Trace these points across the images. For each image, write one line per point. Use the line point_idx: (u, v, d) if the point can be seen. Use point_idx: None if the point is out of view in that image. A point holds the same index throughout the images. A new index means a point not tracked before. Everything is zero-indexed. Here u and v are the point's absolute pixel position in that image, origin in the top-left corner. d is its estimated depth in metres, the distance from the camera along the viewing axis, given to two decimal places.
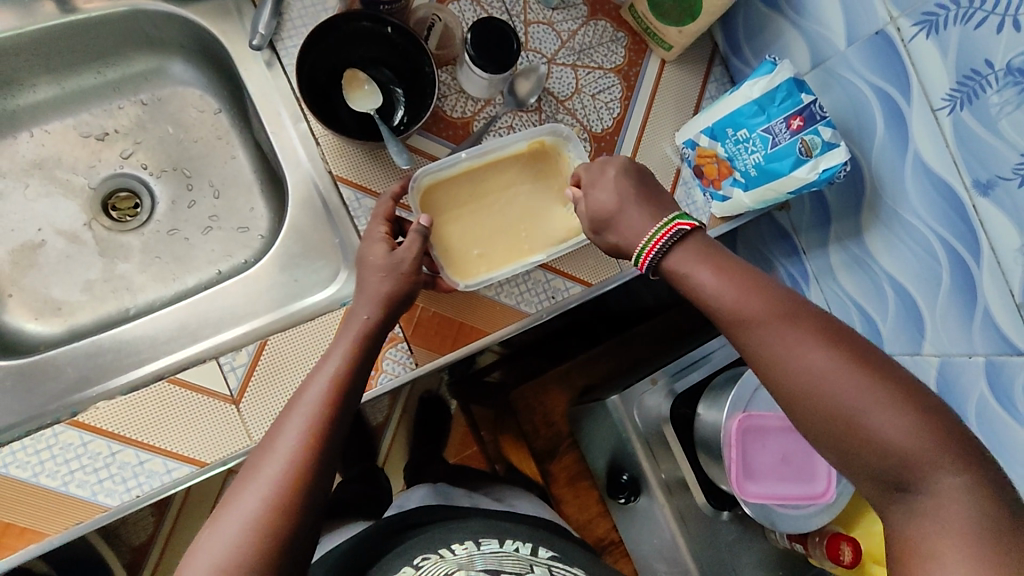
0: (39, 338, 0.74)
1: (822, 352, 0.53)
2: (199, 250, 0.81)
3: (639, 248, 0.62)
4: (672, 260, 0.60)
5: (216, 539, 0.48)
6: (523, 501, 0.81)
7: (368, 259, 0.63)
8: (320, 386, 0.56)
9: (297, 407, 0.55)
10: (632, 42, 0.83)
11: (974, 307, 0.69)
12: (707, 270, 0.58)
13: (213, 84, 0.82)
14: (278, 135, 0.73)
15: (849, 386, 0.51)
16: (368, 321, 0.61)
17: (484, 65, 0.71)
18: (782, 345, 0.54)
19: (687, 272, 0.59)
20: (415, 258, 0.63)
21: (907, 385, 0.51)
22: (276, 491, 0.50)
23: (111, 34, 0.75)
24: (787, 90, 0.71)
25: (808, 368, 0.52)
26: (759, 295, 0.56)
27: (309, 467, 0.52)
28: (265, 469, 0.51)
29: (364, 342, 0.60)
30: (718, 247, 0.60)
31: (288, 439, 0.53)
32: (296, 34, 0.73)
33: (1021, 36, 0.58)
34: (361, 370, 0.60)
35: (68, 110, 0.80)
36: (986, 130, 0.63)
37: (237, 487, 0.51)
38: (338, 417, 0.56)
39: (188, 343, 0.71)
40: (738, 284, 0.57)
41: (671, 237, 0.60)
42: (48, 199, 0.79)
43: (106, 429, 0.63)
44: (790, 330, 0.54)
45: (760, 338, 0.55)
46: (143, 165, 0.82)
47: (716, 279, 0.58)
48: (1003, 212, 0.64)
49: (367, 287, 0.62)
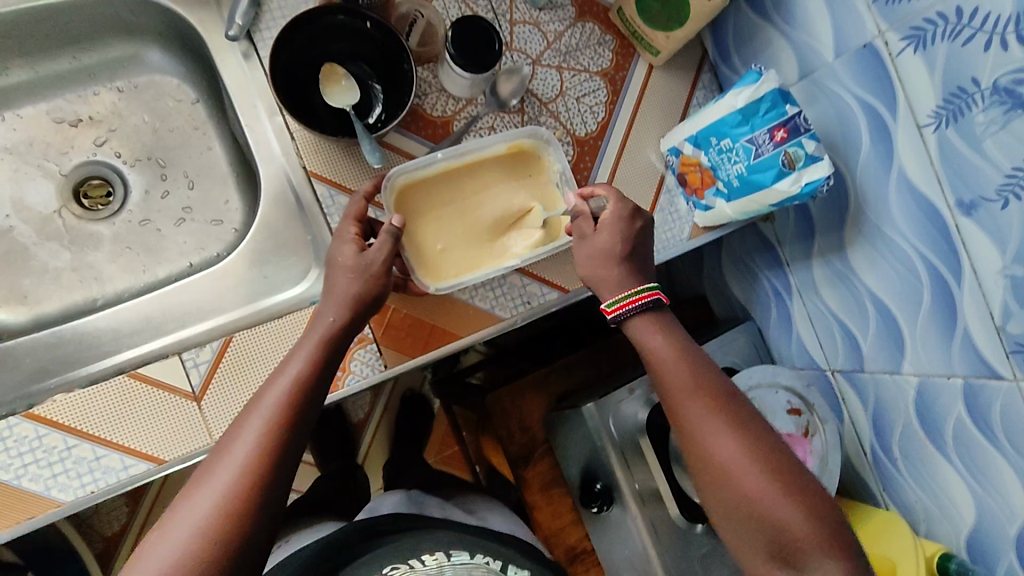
0: (2, 327, 0.73)
1: (740, 440, 0.57)
2: (171, 243, 0.79)
3: (618, 295, 0.62)
4: (632, 326, 0.63)
5: (165, 545, 0.46)
6: (496, 515, 0.80)
7: (336, 259, 0.61)
8: (282, 388, 0.54)
9: (257, 410, 0.53)
10: (620, 46, 0.82)
11: (954, 328, 0.68)
12: (664, 341, 0.61)
13: (191, 73, 0.80)
14: (254, 128, 0.72)
15: (755, 470, 0.56)
16: (334, 324, 0.59)
17: (465, 64, 0.70)
18: (710, 422, 0.58)
19: (643, 339, 0.62)
20: (385, 261, 0.61)
21: (798, 474, 0.56)
22: (230, 497, 0.48)
23: (86, 20, 0.74)
24: (771, 101, 0.69)
25: (723, 447, 0.57)
26: (703, 376, 0.60)
27: (268, 472, 0.50)
28: (220, 473, 0.49)
29: (328, 343, 0.58)
30: (677, 326, 0.63)
31: (244, 443, 0.51)
32: (273, 25, 0.71)
33: (1008, 56, 0.57)
34: (326, 371, 0.58)
35: (41, 94, 0.78)
36: (971, 149, 0.62)
37: (190, 491, 0.49)
38: (299, 422, 0.54)
39: (152, 336, 0.69)
40: (690, 363, 0.60)
41: (652, 300, 0.62)
42: (19, 184, 0.78)
43: (62, 423, 0.61)
44: (710, 411, 0.58)
45: (690, 412, 0.59)
46: (117, 153, 0.80)
47: (672, 353, 0.61)
48: (986, 234, 0.62)
49: (335, 289, 0.60)
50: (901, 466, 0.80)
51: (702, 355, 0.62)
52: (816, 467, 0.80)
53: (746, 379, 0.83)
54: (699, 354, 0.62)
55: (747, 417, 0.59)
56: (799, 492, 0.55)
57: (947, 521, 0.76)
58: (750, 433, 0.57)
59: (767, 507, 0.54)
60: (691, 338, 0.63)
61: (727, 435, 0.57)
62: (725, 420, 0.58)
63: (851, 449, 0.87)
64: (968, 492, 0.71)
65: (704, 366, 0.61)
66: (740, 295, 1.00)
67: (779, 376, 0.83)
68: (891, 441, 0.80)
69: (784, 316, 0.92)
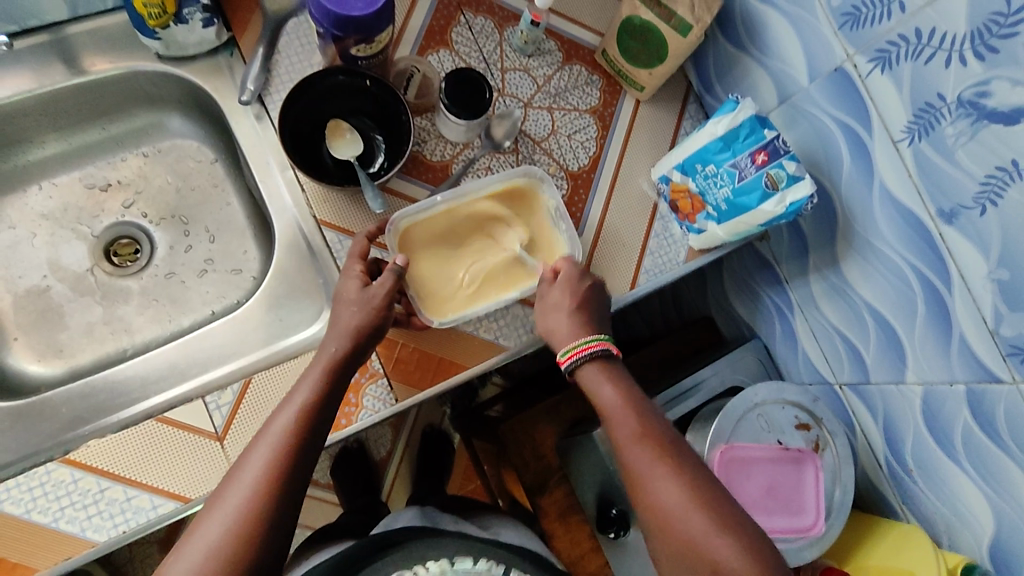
0: (40, 380, 0.78)
1: (684, 485, 0.58)
2: (194, 293, 0.84)
3: (572, 344, 0.67)
4: (583, 373, 0.66)
5: (179, 564, 0.49)
6: (508, 529, 0.82)
7: (342, 294, 0.66)
8: (287, 417, 0.58)
9: (265, 437, 0.56)
10: (607, 85, 0.87)
11: (950, 334, 0.69)
12: (612, 389, 0.64)
13: (209, 135, 0.87)
14: (267, 183, 0.78)
15: (696, 519, 0.56)
16: (336, 353, 0.62)
17: (458, 112, 0.75)
18: (656, 468, 0.60)
19: (591, 387, 0.65)
20: (387, 295, 0.66)
21: (737, 517, 0.57)
22: (241, 521, 0.51)
23: (114, 95, 0.81)
24: (750, 128, 0.73)
25: (665, 496, 0.58)
26: (649, 425, 0.62)
27: (274, 497, 0.53)
28: (230, 497, 0.53)
29: (332, 373, 0.62)
30: (626, 376, 0.66)
31: (252, 469, 0.54)
32: (282, 88, 0.77)
33: (968, 71, 0.60)
34: (330, 401, 0.61)
35: (75, 164, 0.85)
36: (945, 160, 0.64)
37: (204, 514, 0.53)
38: (304, 450, 0.57)
39: (177, 381, 0.74)
40: (636, 410, 0.63)
41: (598, 350, 0.66)
42: (56, 246, 0.84)
43: (96, 466, 0.65)
44: (655, 459, 0.60)
45: (635, 462, 0.61)
46: (143, 214, 0.87)
47: (618, 401, 0.63)
48: (968, 240, 0.64)
49: (339, 321, 0.64)
50: (916, 476, 0.79)
51: (649, 405, 0.65)
52: (827, 482, 0.81)
53: (754, 396, 0.83)
54: (647, 403, 0.65)
55: (691, 461, 0.61)
56: (740, 536, 0.56)
57: (966, 531, 0.74)
58: (692, 477, 0.59)
59: (710, 550, 0.55)
60: (638, 386, 0.66)
61: (671, 478, 0.59)
62: (669, 467, 0.60)
63: (867, 462, 0.86)
64: (984, 500, 0.71)
65: (648, 415, 0.64)
66: (745, 315, 1.01)
67: (786, 392, 0.83)
68: (903, 452, 0.80)
69: (789, 333, 0.93)
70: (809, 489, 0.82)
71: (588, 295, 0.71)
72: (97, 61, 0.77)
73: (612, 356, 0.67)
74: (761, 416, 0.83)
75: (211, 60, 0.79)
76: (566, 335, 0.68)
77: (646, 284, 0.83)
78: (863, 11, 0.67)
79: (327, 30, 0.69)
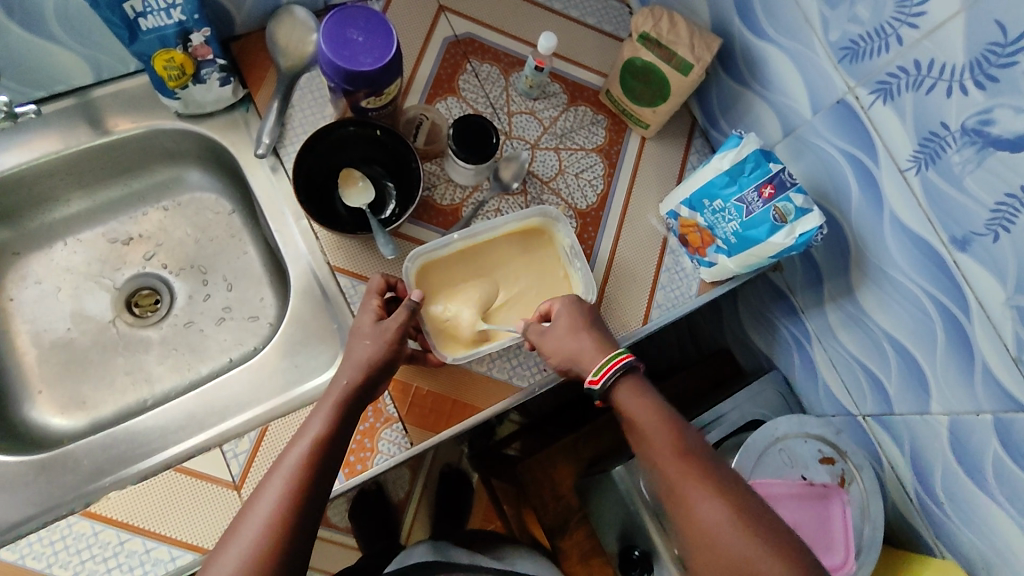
0: (64, 432, 0.79)
1: (726, 502, 0.58)
2: (212, 341, 0.86)
3: (599, 363, 0.65)
4: (614, 387, 0.64)
5: None
6: (524, 560, 0.90)
7: (358, 327, 0.67)
8: (301, 448, 0.58)
9: (280, 471, 0.57)
10: (612, 123, 0.88)
11: (972, 362, 0.67)
12: (646, 406, 0.63)
13: (226, 187, 0.90)
14: (282, 232, 0.80)
15: (739, 539, 0.56)
16: (347, 386, 0.63)
17: (466, 156, 0.77)
18: (694, 488, 0.59)
19: (624, 403, 0.64)
20: (400, 329, 0.66)
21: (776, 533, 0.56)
22: (258, 552, 0.51)
23: (136, 152, 0.84)
24: (755, 161, 0.73)
25: (706, 515, 0.57)
26: (682, 440, 0.61)
27: (291, 531, 0.53)
28: (246, 530, 0.53)
29: (345, 406, 0.62)
30: (655, 391, 0.65)
31: (268, 502, 0.54)
32: (296, 140, 0.80)
33: (969, 100, 0.60)
34: (344, 431, 0.61)
35: (98, 219, 0.88)
36: (953, 187, 0.64)
37: (222, 546, 0.53)
38: (317, 487, 0.57)
39: (195, 431, 0.75)
40: (670, 429, 0.62)
41: (627, 363, 0.64)
42: (79, 298, 0.86)
43: (116, 518, 0.66)
44: (690, 478, 0.59)
45: (673, 478, 0.60)
46: (163, 265, 0.89)
47: (653, 418, 0.62)
48: (983, 266, 0.63)
49: (352, 355, 0.65)
50: (948, 510, 0.76)
51: (684, 423, 0.64)
52: (856, 518, 0.78)
53: (773, 429, 0.82)
54: (676, 417, 0.64)
55: (723, 478, 0.60)
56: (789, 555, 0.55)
57: (1006, 567, 0.71)
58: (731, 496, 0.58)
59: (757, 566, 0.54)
60: (671, 403, 0.64)
61: (708, 495, 0.58)
62: (710, 485, 0.59)
63: (896, 496, 0.83)
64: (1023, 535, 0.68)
65: (685, 432, 0.62)
66: (763, 346, 0.99)
67: (807, 426, 0.82)
68: (933, 485, 0.78)
69: (807, 364, 0.92)
70: (838, 528, 0.79)
71: (589, 319, 0.70)
72: (120, 121, 0.80)
73: (638, 370, 0.66)
74: (783, 451, 0.81)
75: (228, 115, 0.82)
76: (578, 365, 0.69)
77: (659, 318, 0.83)
78: (861, 45, 0.67)
79: (338, 85, 0.71)
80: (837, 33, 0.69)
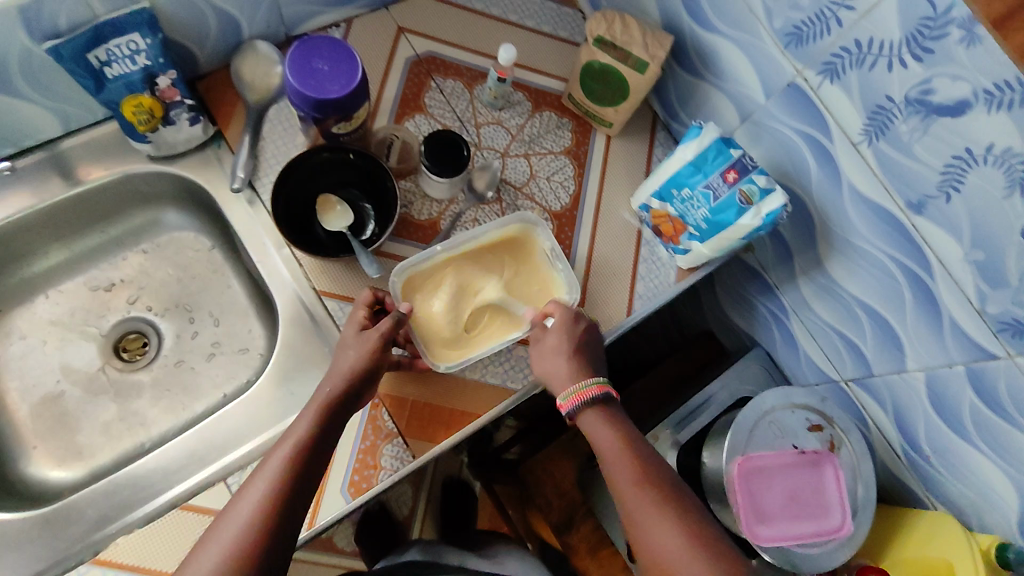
0: (63, 485, 0.79)
1: (679, 527, 0.59)
2: (204, 377, 0.86)
3: (567, 390, 0.69)
4: (582, 417, 0.68)
5: None
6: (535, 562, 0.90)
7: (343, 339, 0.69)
8: (285, 453, 0.58)
9: (262, 475, 0.56)
10: (577, 125, 0.91)
11: (940, 318, 0.71)
12: (610, 434, 0.66)
13: (204, 224, 0.90)
14: (264, 261, 0.81)
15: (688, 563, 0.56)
16: (330, 394, 0.64)
17: (440, 171, 0.78)
18: (652, 515, 0.60)
19: (590, 432, 0.67)
20: (382, 338, 0.68)
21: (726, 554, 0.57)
22: (237, 552, 0.51)
23: (112, 198, 0.85)
24: (717, 149, 0.75)
25: (659, 542, 0.58)
26: (646, 466, 0.64)
27: (270, 536, 0.53)
28: (226, 532, 0.52)
29: (329, 411, 0.63)
30: (625, 422, 0.68)
31: (249, 503, 0.54)
32: (270, 172, 0.81)
33: (909, 73, 0.64)
34: (328, 434, 0.62)
35: (78, 269, 0.88)
36: (903, 155, 0.67)
37: (199, 549, 0.52)
38: (301, 487, 0.57)
39: (198, 468, 0.75)
40: (634, 454, 0.64)
41: (592, 396, 0.68)
42: (66, 349, 0.86)
43: (126, 562, 0.67)
44: (647, 503, 0.61)
45: (631, 507, 0.61)
46: (148, 307, 0.89)
47: (616, 446, 0.65)
48: (940, 226, 0.67)
49: (339, 366, 0.66)
50: (935, 462, 0.80)
51: (646, 446, 0.66)
52: (849, 479, 0.82)
53: (762, 404, 0.84)
54: (643, 445, 0.66)
55: (685, 508, 0.61)
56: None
57: (994, 510, 0.74)
58: (688, 523, 0.59)
59: None
60: (636, 430, 0.67)
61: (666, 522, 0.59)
62: (659, 505, 0.60)
63: (886, 455, 0.87)
64: (1004, 477, 0.71)
65: (647, 457, 0.65)
66: (744, 325, 1.02)
67: (794, 396, 0.84)
68: (917, 438, 0.81)
69: (787, 338, 0.95)
70: (832, 489, 0.82)
71: (585, 337, 0.74)
72: (92, 169, 0.80)
73: (611, 402, 0.69)
74: (774, 423, 0.84)
75: (200, 153, 0.83)
76: (575, 361, 0.71)
77: (642, 308, 0.85)
78: (804, 29, 0.71)
79: (307, 114, 0.72)
80: (781, 21, 0.73)
